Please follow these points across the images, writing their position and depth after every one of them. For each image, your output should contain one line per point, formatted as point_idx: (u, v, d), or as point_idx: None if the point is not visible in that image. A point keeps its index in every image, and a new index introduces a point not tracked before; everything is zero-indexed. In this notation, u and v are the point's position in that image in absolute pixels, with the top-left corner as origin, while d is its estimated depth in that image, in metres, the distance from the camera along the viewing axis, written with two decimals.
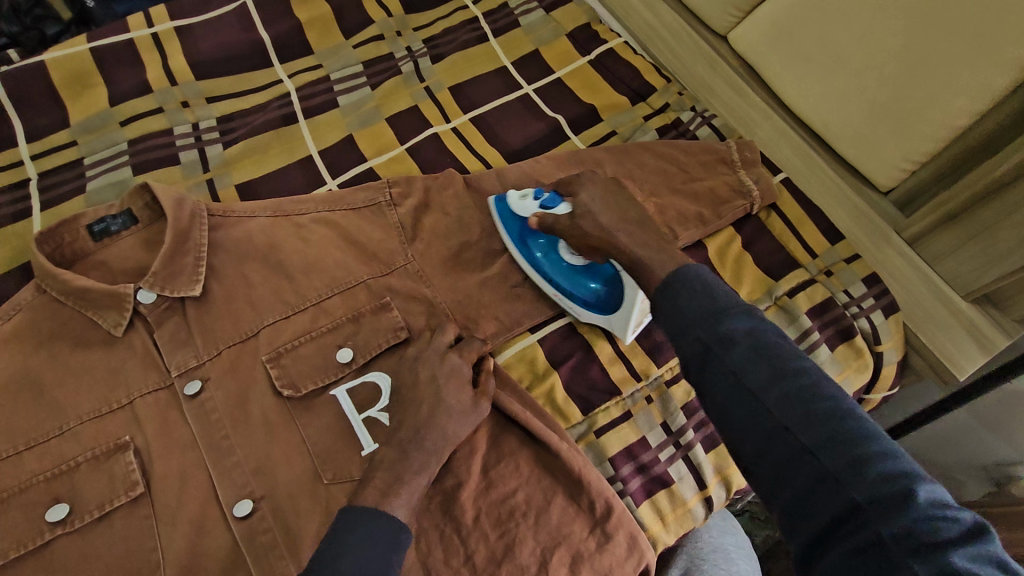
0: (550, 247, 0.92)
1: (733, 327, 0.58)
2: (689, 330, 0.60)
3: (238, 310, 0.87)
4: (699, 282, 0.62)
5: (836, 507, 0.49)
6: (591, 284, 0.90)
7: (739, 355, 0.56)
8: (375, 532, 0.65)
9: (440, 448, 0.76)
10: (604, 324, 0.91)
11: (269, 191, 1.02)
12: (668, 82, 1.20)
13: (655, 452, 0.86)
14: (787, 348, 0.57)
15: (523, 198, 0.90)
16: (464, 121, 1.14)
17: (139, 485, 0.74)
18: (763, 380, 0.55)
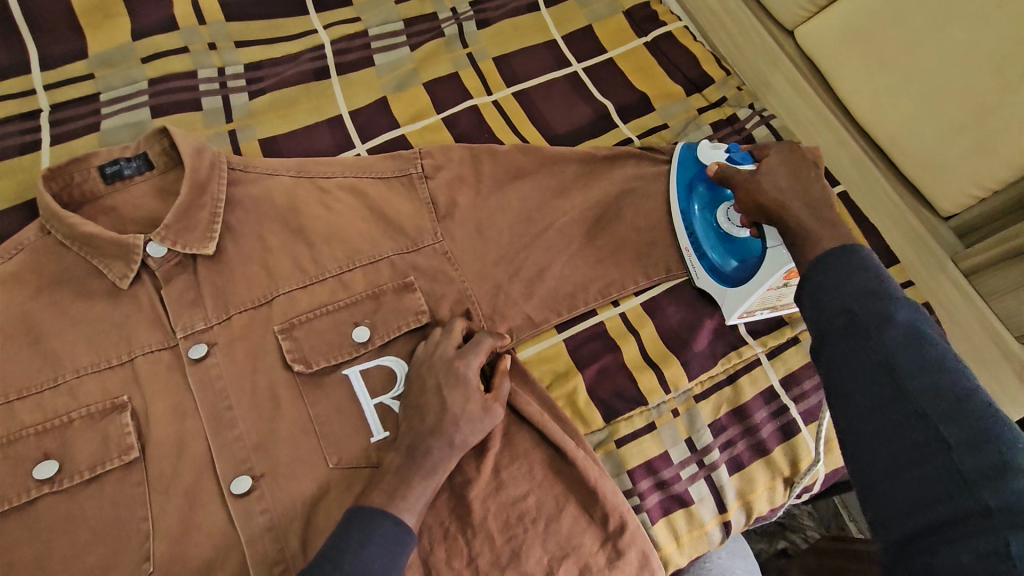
0: (708, 201, 0.90)
1: (898, 315, 0.55)
2: (841, 304, 0.58)
3: (252, 273, 0.82)
4: (863, 261, 0.60)
5: (956, 507, 0.46)
6: (731, 256, 0.87)
7: (888, 336, 0.54)
8: (380, 537, 0.64)
9: (448, 458, 0.71)
10: (718, 294, 0.88)
11: (295, 149, 0.96)
12: (727, 75, 1.12)
13: (677, 469, 0.81)
14: (950, 352, 0.54)
15: (714, 148, 0.88)
16: (506, 95, 1.07)
17: (133, 451, 0.70)
18: (912, 369, 0.52)
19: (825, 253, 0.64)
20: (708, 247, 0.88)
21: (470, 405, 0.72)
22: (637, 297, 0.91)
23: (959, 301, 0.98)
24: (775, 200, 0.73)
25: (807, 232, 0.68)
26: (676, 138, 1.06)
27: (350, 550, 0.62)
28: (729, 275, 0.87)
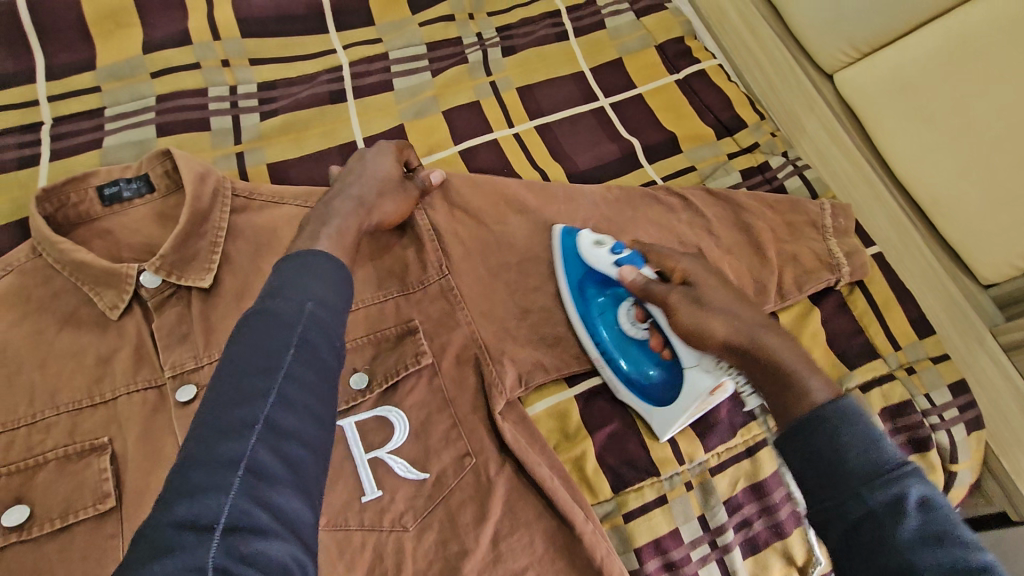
0: (608, 308, 0.81)
1: (909, 494, 0.48)
2: (840, 478, 0.50)
3: (249, 310, 0.77)
4: (860, 422, 0.53)
5: None
6: (647, 368, 0.78)
7: (905, 529, 0.46)
8: (320, 266, 0.56)
9: (352, 210, 0.73)
10: (642, 412, 0.80)
11: (304, 175, 0.91)
12: (761, 120, 1.07)
13: (687, 549, 0.75)
14: (972, 542, 0.46)
15: (597, 246, 0.80)
16: (528, 127, 1.02)
17: (110, 498, 0.66)
18: (936, 571, 0.44)
19: (806, 412, 0.56)
20: (639, 361, 0.79)
21: (371, 197, 0.76)
22: None
23: (998, 379, 0.91)
24: (723, 334, 0.66)
25: (791, 376, 0.60)
26: (704, 184, 1.01)
27: (289, 292, 0.53)
28: (652, 391, 0.79)
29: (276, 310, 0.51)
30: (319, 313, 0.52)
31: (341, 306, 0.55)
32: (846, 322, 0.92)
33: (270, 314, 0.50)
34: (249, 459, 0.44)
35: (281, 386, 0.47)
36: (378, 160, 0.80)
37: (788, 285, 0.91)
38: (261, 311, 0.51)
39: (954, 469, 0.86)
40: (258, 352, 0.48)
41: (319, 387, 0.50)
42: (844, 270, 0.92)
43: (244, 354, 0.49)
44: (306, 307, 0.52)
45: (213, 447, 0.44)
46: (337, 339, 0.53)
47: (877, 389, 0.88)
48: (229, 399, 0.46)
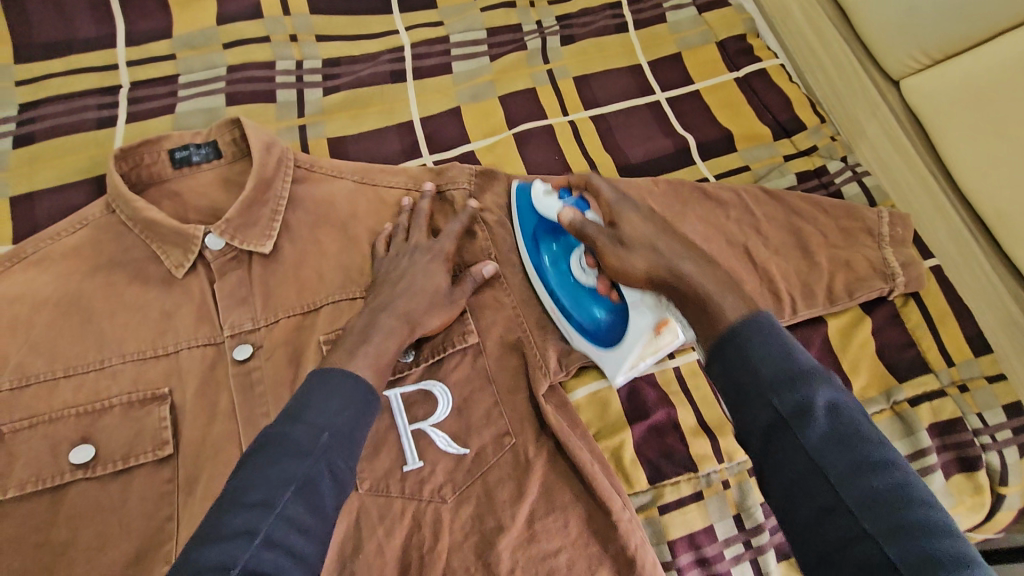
0: (560, 257, 0.81)
1: (816, 398, 0.49)
2: (756, 393, 0.51)
3: (305, 277, 0.80)
4: (768, 336, 0.53)
5: None
6: (595, 311, 0.78)
7: (820, 437, 0.48)
8: (350, 394, 0.59)
9: (399, 328, 0.71)
10: (596, 356, 0.79)
11: (362, 152, 0.93)
12: (821, 123, 1.05)
13: (721, 546, 0.75)
14: (875, 439, 0.48)
15: (547, 195, 0.79)
16: (583, 117, 1.02)
17: (168, 446, 0.69)
18: (841, 468, 0.47)
19: (727, 329, 0.55)
20: (572, 308, 0.79)
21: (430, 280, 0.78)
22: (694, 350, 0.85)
23: None
24: (651, 268, 0.64)
25: (707, 299, 0.58)
26: (757, 184, 0.99)
27: (315, 407, 0.57)
28: (601, 334, 0.78)
29: (296, 438, 0.55)
30: (333, 449, 0.56)
31: (354, 447, 0.58)
32: (897, 333, 0.90)
33: (286, 441, 0.54)
34: (244, 561, 0.48)
35: (287, 503, 0.52)
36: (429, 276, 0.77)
37: (838, 290, 0.89)
38: (286, 422, 0.56)
39: (1003, 491, 0.83)
40: (288, 459, 0.53)
41: (320, 508, 0.54)
42: (900, 280, 0.90)
43: (271, 453, 0.54)
44: (320, 440, 0.55)
45: (216, 542, 0.49)
46: (344, 474, 0.56)
47: (926, 403, 0.86)
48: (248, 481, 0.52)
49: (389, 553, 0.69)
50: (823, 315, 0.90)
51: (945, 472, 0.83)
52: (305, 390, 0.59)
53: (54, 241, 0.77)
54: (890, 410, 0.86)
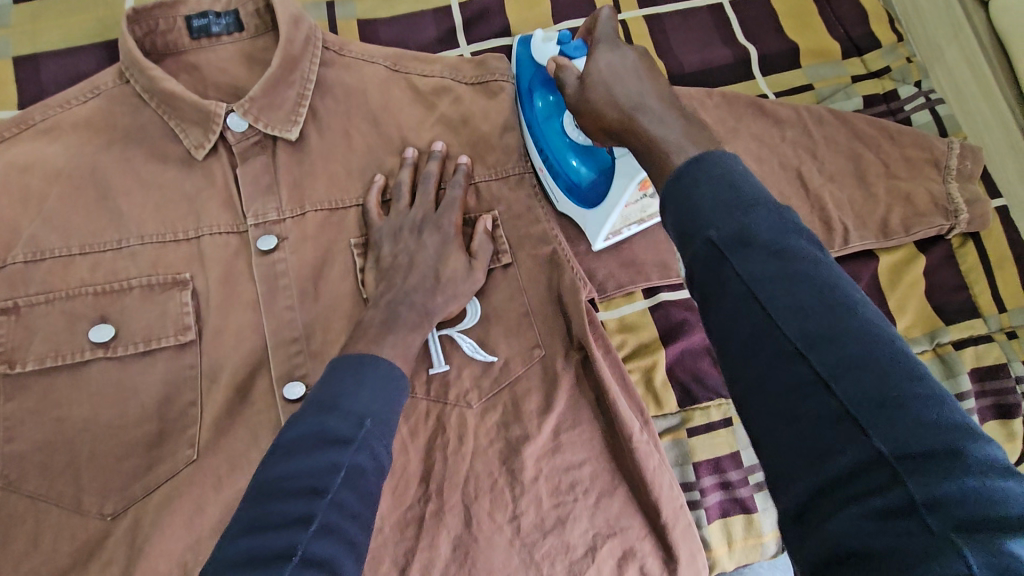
0: (552, 112, 0.78)
1: (770, 238, 0.41)
2: (739, 287, 0.41)
3: (334, 171, 0.75)
4: (717, 168, 0.45)
5: (825, 435, 0.37)
6: (580, 164, 0.76)
7: (769, 272, 0.40)
8: (377, 373, 0.56)
9: (419, 323, 0.67)
10: (580, 218, 0.78)
11: (395, 39, 0.85)
12: (897, 42, 0.95)
13: (746, 472, 0.74)
14: (821, 278, 0.40)
15: (546, 41, 0.77)
16: (636, 17, 0.93)
17: (190, 332, 0.66)
18: (796, 309, 0.39)
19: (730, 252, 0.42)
20: (565, 155, 0.76)
21: (431, 264, 0.70)
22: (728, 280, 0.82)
23: None
24: (615, 118, 0.57)
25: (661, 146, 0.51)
26: (820, 105, 0.91)
27: (346, 376, 0.55)
28: (585, 192, 0.77)
29: (340, 402, 0.53)
30: (372, 433, 0.52)
31: (394, 421, 0.55)
32: (949, 275, 0.86)
33: (323, 429, 0.51)
34: (321, 516, 0.47)
35: (337, 488, 0.49)
36: (442, 259, 0.71)
37: (895, 224, 0.84)
38: (320, 414, 0.52)
39: None
40: (335, 413, 0.52)
41: (367, 494, 0.51)
42: (962, 218, 0.84)
43: (323, 411, 0.52)
44: (361, 427, 0.52)
45: (283, 495, 0.48)
46: (383, 457, 0.53)
47: (970, 347, 0.83)
48: (324, 406, 0.52)
49: (413, 452, 0.68)
50: (873, 249, 0.86)
51: (982, 417, 0.82)
52: (329, 374, 0.56)
53: (65, 109, 0.72)
54: (932, 351, 0.84)
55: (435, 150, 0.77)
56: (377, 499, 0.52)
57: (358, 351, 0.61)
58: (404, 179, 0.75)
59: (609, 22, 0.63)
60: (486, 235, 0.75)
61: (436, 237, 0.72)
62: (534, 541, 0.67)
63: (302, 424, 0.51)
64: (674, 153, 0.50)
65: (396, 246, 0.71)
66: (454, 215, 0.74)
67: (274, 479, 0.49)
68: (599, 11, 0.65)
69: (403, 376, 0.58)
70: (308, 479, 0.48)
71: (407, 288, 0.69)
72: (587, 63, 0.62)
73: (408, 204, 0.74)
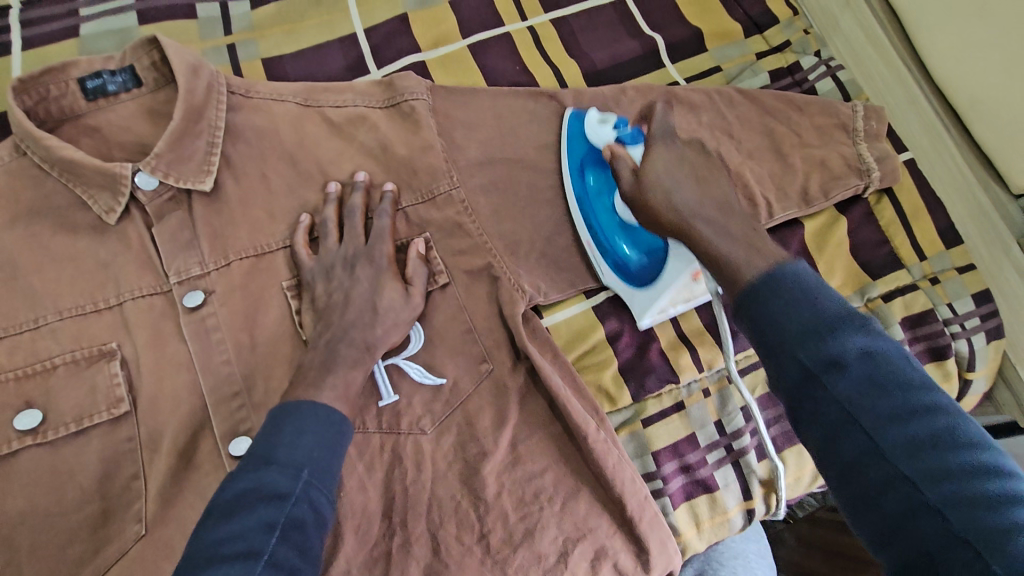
0: (631, 247, 0.77)
1: (850, 347, 0.47)
2: (785, 349, 0.49)
3: (255, 217, 0.74)
4: (795, 281, 0.50)
5: (905, 503, 0.44)
6: (631, 249, 0.77)
7: (851, 382, 0.47)
8: (316, 420, 0.57)
9: (359, 358, 0.67)
10: (626, 295, 0.80)
11: (302, 72, 0.84)
12: (794, 15, 0.99)
13: (704, 452, 0.76)
14: (818, 305, 0.49)
15: (602, 124, 0.79)
16: (543, 21, 0.94)
17: (124, 404, 0.65)
18: (873, 409, 0.46)
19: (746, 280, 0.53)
20: (613, 241, 0.78)
21: (367, 297, 0.70)
22: None
23: (1016, 281, 0.88)
24: (672, 219, 0.61)
25: (721, 261, 0.57)
26: (730, 85, 0.94)
27: (286, 424, 0.56)
28: (634, 274, 0.78)
29: (278, 455, 0.54)
30: (312, 483, 0.54)
31: (334, 467, 0.57)
32: (871, 232, 0.90)
33: (262, 484, 0.51)
34: None
35: (274, 547, 0.49)
36: (378, 290, 0.70)
37: (814, 191, 0.87)
38: (258, 468, 0.53)
39: (969, 376, 0.87)
40: (273, 468, 0.53)
41: (308, 550, 0.51)
42: (876, 175, 0.88)
43: (262, 466, 0.53)
44: (299, 479, 0.53)
45: (216, 562, 0.47)
46: (324, 506, 0.54)
47: (898, 298, 0.87)
48: (264, 459, 0.53)
49: (372, 488, 0.67)
50: (798, 219, 0.89)
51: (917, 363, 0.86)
52: (269, 423, 0.57)
53: None
54: (865, 307, 0.87)
55: (357, 181, 0.77)
56: (319, 549, 0.53)
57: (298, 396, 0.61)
58: (329, 215, 0.74)
59: (664, 120, 0.68)
60: (420, 259, 0.75)
61: (368, 269, 0.72)
62: (505, 556, 0.67)
63: (240, 480, 0.52)
64: (733, 257, 0.56)
65: (330, 283, 0.71)
66: (385, 244, 0.73)
67: (209, 543, 0.48)
68: (653, 108, 0.69)
69: (345, 423, 0.60)
70: (244, 541, 0.49)
71: (344, 323, 0.68)
72: (643, 155, 0.67)
73: (336, 239, 0.74)
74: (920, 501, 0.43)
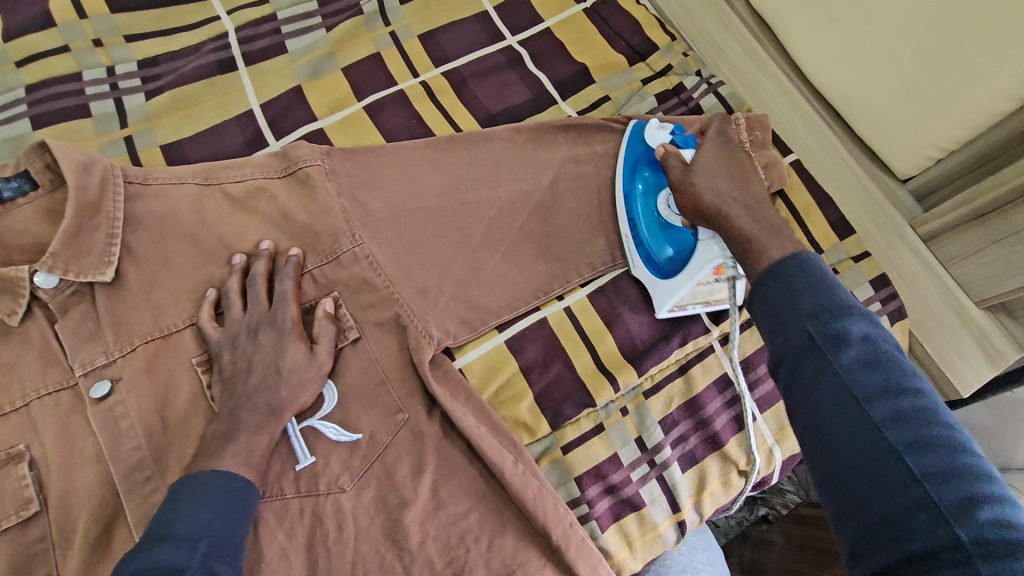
0: (648, 191, 0.85)
1: (852, 330, 0.52)
2: (795, 320, 0.54)
3: (160, 300, 0.75)
4: (813, 272, 0.57)
5: (893, 478, 0.46)
6: (665, 249, 0.82)
7: (849, 360, 0.51)
8: (216, 489, 0.61)
9: (266, 422, 0.68)
10: (650, 284, 0.84)
11: (201, 153, 0.87)
12: (672, 41, 1.05)
13: (627, 471, 0.77)
14: (831, 316, 0.53)
15: (660, 129, 0.82)
16: (434, 75, 0.98)
17: (33, 504, 0.65)
18: (852, 368, 0.51)
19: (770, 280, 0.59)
20: (646, 234, 0.83)
21: (273, 363, 0.71)
22: (581, 290, 0.87)
23: (913, 263, 0.94)
24: (712, 200, 0.72)
25: (758, 250, 0.66)
26: (619, 113, 0.99)
27: (185, 496, 0.60)
28: (663, 266, 0.82)
29: (175, 530, 0.56)
30: (210, 554, 0.56)
31: (235, 536, 0.60)
32: None
33: (158, 560, 0.53)
34: None
35: None
36: (283, 355, 0.71)
37: None
38: (153, 547, 0.55)
39: None
40: (171, 543, 0.55)
41: None
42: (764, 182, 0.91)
43: (160, 540, 0.55)
44: (196, 551, 0.56)
45: None
46: None
47: None
48: (161, 536, 0.56)
49: (294, 555, 0.67)
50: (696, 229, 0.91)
51: None
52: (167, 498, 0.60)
53: None
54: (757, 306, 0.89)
55: (261, 250, 0.79)
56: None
57: (200, 469, 0.63)
58: (232, 286, 0.77)
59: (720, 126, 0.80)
60: (328, 317, 0.76)
61: (272, 334, 0.73)
62: None
63: (137, 558, 0.53)
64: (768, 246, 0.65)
65: (236, 352, 0.71)
66: (289, 307, 0.75)
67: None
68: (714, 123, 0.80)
69: (249, 491, 0.64)
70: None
71: (248, 390, 0.69)
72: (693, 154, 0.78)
73: (241, 309, 0.75)
74: (905, 471, 0.46)
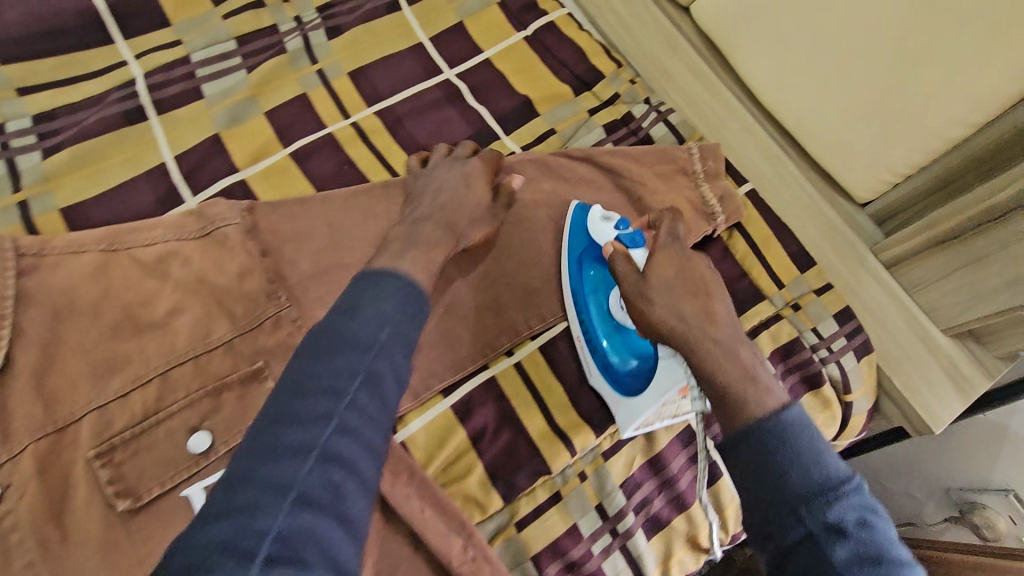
0: (600, 282, 0.79)
1: (847, 516, 0.47)
2: (783, 501, 0.48)
3: (53, 388, 0.66)
4: (802, 436, 0.50)
5: None
6: (629, 360, 0.74)
7: (847, 554, 0.45)
8: None
9: None
10: (613, 403, 0.76)
11: (108, 215, 0.79)
12: (618, 68, 1.00)
13: (588, 544, 0.71)
14: (813, 470, 0.48)
15: (605, 222, 0.78)
16: (366, 114, 0.92)
17: None
18: (850, 565, 0.45)
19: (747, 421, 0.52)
20: (600, 336, 0.77)
21: None
22: (531, 342, 0.81)
23: (877, 291, 0.91)
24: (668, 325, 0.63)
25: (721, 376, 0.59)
26: (566, 147, 0.94)
27: (364, 291, 0.58)
28: (623, 380, 0.74)
29: (298, 407, 0.50)
30: None
31: None
32: (729, 266, 0.88)
33: None
34: None
35: None
36: None
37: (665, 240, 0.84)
38: None
39: (850, 398, 0.86)
40: (291, 425, 0.49)
41: None
42: (720, 216, 0.88)
43: (267, 442, 0.48)
44: None
45: None
46: None
47: (765, 332, 0.85)
48: None
49: None
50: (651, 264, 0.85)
51: (796, 396, 0.83)
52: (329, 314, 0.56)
53: None
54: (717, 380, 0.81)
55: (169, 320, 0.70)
56: (352, 563, 0.47)
57: None
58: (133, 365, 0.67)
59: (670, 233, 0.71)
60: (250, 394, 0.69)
61: None
62: None
63: None
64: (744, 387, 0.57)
65: None
66: None
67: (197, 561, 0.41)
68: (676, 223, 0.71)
69: None
70: (224, 557, 0.41)
71: None
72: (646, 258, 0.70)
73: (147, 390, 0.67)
74: None
